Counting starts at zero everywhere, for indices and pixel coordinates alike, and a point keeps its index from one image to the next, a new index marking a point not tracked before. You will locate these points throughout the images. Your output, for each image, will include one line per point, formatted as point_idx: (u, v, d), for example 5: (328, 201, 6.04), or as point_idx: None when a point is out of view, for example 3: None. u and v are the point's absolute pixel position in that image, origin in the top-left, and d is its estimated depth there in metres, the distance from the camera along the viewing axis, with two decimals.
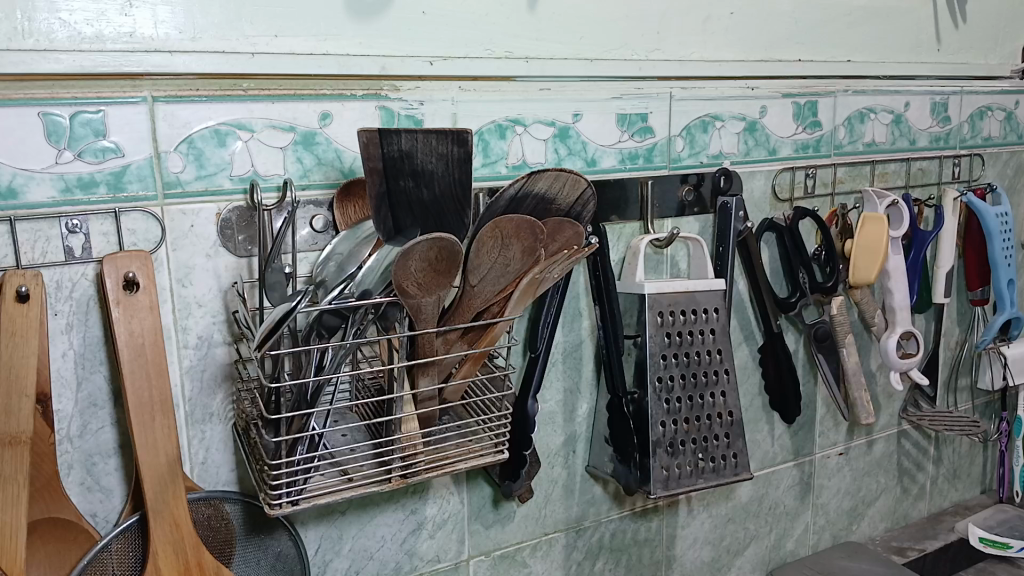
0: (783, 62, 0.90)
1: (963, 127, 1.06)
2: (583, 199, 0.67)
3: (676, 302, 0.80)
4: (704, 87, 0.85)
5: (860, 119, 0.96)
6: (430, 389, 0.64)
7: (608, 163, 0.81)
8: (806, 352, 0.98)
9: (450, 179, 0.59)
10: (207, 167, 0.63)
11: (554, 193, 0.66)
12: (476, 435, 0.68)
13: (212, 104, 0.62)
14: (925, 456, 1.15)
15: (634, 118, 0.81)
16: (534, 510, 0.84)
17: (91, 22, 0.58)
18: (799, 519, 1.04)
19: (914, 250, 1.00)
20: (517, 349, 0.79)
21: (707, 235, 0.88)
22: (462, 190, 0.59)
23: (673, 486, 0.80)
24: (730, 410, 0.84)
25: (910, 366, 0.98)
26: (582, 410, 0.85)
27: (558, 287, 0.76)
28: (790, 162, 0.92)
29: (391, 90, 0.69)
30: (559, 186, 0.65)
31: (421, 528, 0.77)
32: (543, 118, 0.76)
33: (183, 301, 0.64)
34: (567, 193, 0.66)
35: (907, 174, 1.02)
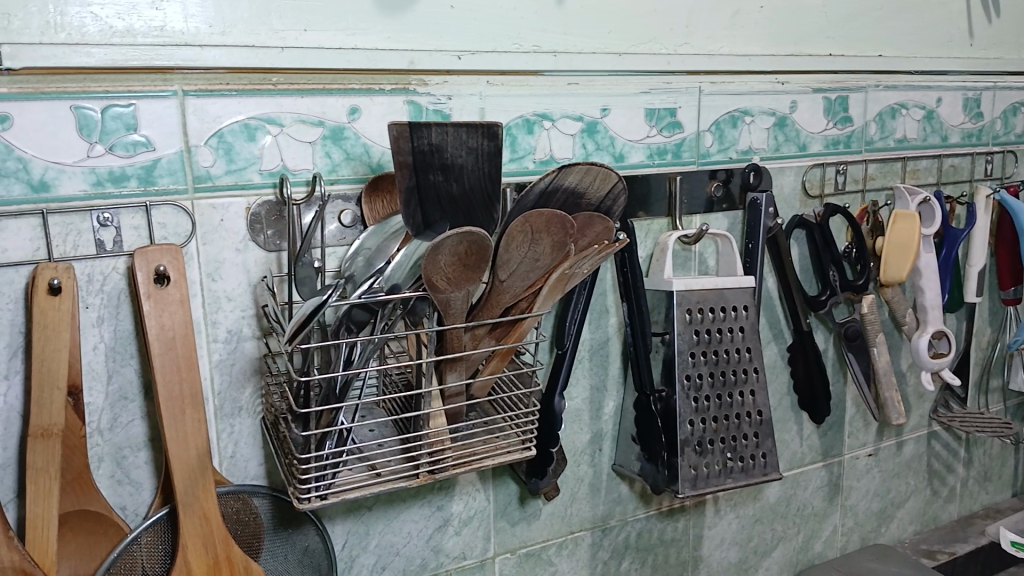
0: (813, 57, 0.89)
1: (996, 123, 1.04)
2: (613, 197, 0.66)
3: (705, 299, 0.79)
4: (733, 82, 0.84)
5: (890, 114, 0.95)
6: (458, 384, 0.64)
7: (636, 158, 0.80)
8: (836, 351, 0.96)
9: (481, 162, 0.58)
10: (237, 161, 0.63)
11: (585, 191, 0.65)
12: (503, 432, 0.68)
13: (243, 98, 0.63)
14: (956, 457, 1.13)
15: (663, 113, 0.81)
16: (560, 508, 0.83)
17: (122, 16, 0.58)
18: (827, 520, 1.03)
19: (945, 248, 0.99)
20: (544, 345, 0.78)
21: (736, 232, 0.87)
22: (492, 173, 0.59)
23: (701, 485, 0.79)
24: (759, 409, 0.83)
25: (943, 366, 0.97)
26: (609, 408, 0.84)
27: (586, 283, 0.76)
28: (819, 158, 0.90)
29: (419, 84, 0.69)
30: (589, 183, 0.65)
31: (446, 525, 0.77)
32: (571, 113, 0.76)
33: (213, 295, 0.64)
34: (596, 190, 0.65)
35: (938, 171, 1.00)
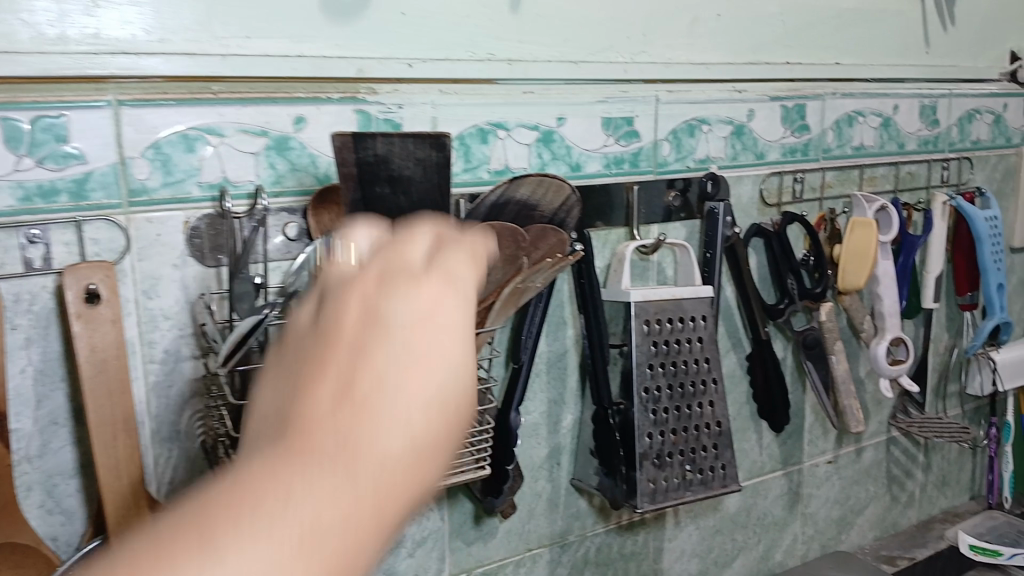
0: (771, 65, 0.88)
1: (952, 130, 1.04)
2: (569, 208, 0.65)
3: (662, 310, 0.78)
4: (691, 91, 0.83)
5: (848, 122, 0.94)
6: None
7: (593, 168, 0.79)
8: (794, 359, 0.96)
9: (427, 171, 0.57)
10: (174, 173, 0.61)
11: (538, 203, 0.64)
12: (456, 452, 0.66)
13: (181, 108, 0.60)
14: (915, 463, 1.13)
15: (620, 122, 0.79)
16: (517, 525, 0.81)
17: (53, 23, 0.55)
18: (787, 529, 1.02)
19: (903, 254, 0.99)
20: (499, 359, 0.77)
21: (694, 241, 0.86)
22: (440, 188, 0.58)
23: (660, 499, 0.78)
24: (718, 420, 0.82)
25: (900, 373, 0.97)
26: (567, 421, 0.83)
27: (544, 295, 0.74)
28: (777, 167, 0.90)
29: (368, 93, 0.67)
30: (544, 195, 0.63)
31: (400, 546, 0.74)
32: (526, 122, 0.74)
33: (149, 314, 0.61)
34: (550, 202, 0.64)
35: (895, 178, 1.00)
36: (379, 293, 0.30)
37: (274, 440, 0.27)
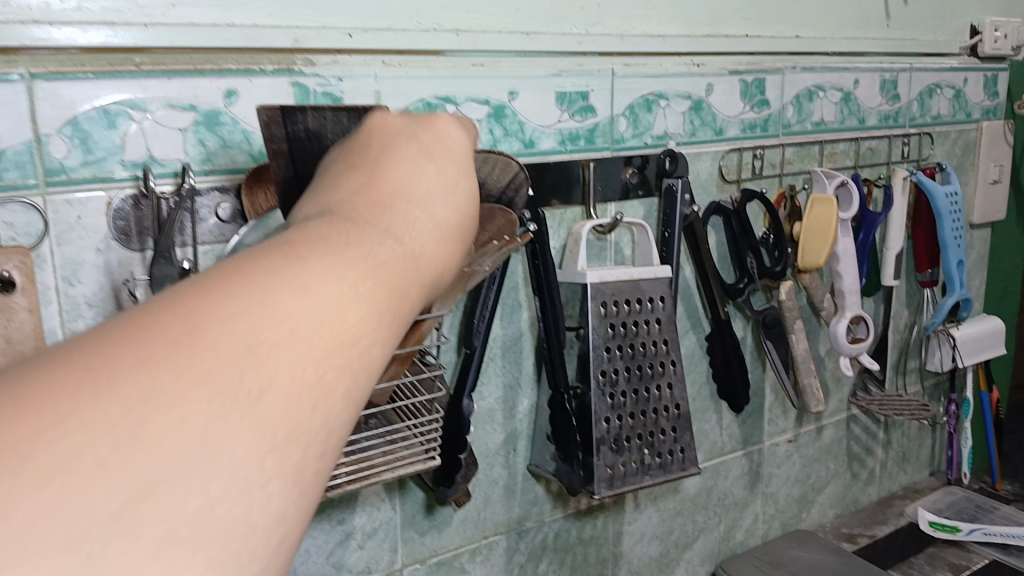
0: (730, 38, 0.86)
1: (912, 105, 1.03)
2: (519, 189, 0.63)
3: (619, 291, 0.76)
4: (648, 64, 0.80)
5: (808, 97, 0.93)
6: None
7: (547, 145, 0.76)
8: (754, 339, 0.95)
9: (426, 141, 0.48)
10: (94, 151, 0.57)
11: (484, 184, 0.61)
12: (405, 442, 0.63)
13: (100, 81, 0.56)
14: (875, 440, 1.13)
15: (575, 96, 0.76)
16: (473, 513, 0.79)
17: None
18: (748, 509, 1.01)
19: (863, 231, 0.98)
20: (450, 345, 0.74)
21: (651, 220, 0.84)
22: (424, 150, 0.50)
23: (618, 484, 0.76)
24: (676, 403, 0.80)
25: (861, 351, 0.96)
26: (523, 406, 0.81)
27: (499, 275, 0.72)
28: (736, 143, 0.88)
29: (305, 64, 0.63)
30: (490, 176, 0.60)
31: (349, 539, 0.72)
32: (476, 96, 0.71)
33: (72, 301, 0.58)
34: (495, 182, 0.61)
35: (855, 154, 0.99)
36: (396, 173, 0.38)
37: (330, 233, 0.33)
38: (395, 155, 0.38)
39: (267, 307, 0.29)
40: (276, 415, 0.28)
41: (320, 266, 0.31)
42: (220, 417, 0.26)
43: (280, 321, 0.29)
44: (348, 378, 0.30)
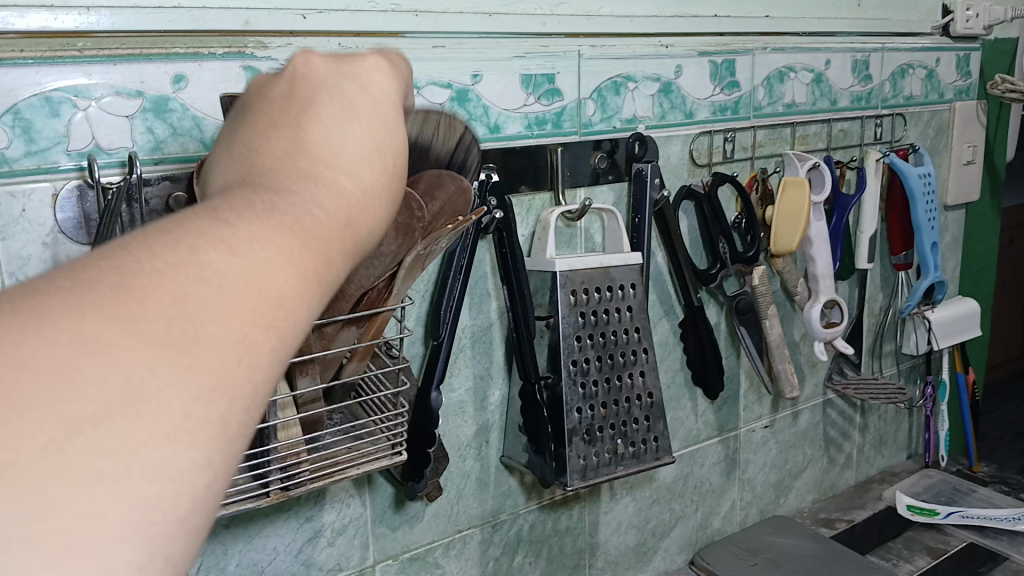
0: (700, 18, 0.84)
1: (885, 86, 1.02)
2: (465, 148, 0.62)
3: (590, 279, 0.74)
4: (615, 46, 0.79)
5: (779, 78, 0.91)
6: (311, 390, 0.56)
7: (513, 129, 0.74)
8: (728, 325, 0.94)
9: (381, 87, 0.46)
10: (37, 141, 0.54)
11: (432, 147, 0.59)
12: (370, 437, 0.61)
13: (41, 67, 0.54)
14: (852, 424, 1.13)
15: (541, 79, 0.74)
16: (445, 507, 0.78)
17: None
18: (725, 496, 1.00)
19: (836, 216, 0.97)
20: (417, 336, 0.72)
21: (622, 206, 0.83)
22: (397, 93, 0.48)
23: (591, 475, 0.75)
24: (649, 391, 0.79)
25: (835, 336, 0.95)
26: (494, 398, 0.79)
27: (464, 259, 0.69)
28: (707, 126, 0.86)
29: (257, 47, 0.61)
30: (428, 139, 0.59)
31: (318, 536, 0.70)
32: (438, 79, 0.69)
33: None
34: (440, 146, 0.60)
35: (828, 136, 0.98)
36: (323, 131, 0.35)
37: (257, 196, 0.31)
38: (334, 98, 0.36)
39: (197, 264, 0.27)
40: (210, 368, 0.26)
41: (250, 225, 0.29)
42: (146, 375, 0.25)
43: (214, 279, 0.27)
44: (275, 340, 0.29)
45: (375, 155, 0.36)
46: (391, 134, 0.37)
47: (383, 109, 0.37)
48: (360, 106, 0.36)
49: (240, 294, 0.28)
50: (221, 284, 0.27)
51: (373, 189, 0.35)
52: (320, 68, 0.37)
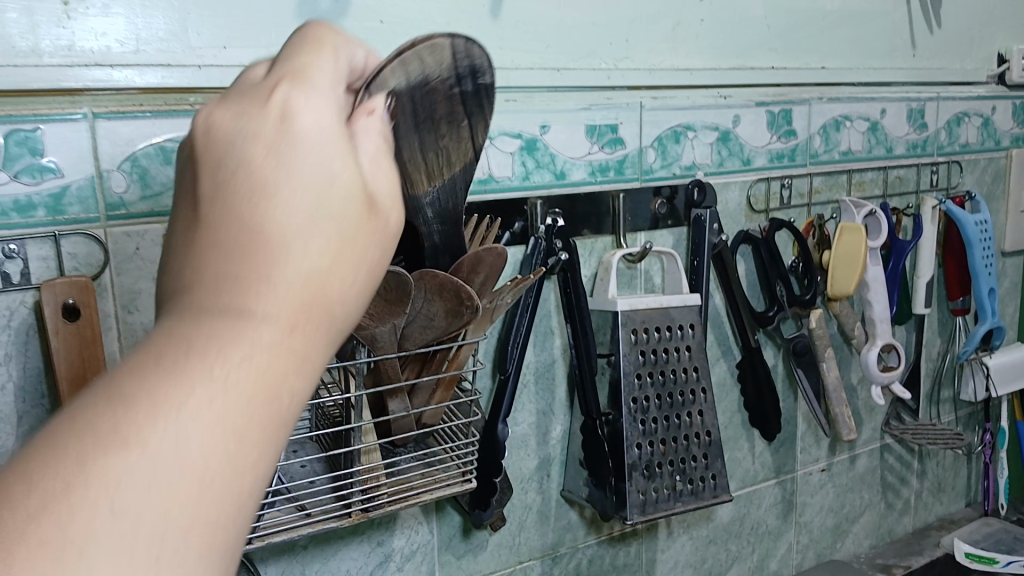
0: (757, 70, 0.88)
1: (941, 133, 1.04)
2: (456, 46, 0.42)
3: (650, 319, 0.77)
4: (676, 97, 0.82)
5: (835, 127, 0.94)
6: (401, 412, 0.61)
7: (578, 176, 0.78)
8: (785, 367, 0.95)
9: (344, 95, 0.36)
10: (151, 186, 0.60)
11: (423, 66, 0.41)
12: (442, 465, 0.65)
13: (157, 120, 0.59)
14: (910, 469, 1.12)
15: (604, 129, 0.78)
16: (508, 538, 0.80)
17: (25, 35, 0.54)
18: (782, 538, 1.01)
19: (893, 260, 0.98)
20: (485, 370, 0.76)
21: (681, 249, 0.86)
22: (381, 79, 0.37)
23: (651, 510, 0.77)
24: (708, 430, 0.81)
25: (893, 379, 0.96)
26: (556, 432, 0.82)
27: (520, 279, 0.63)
28: (764, 173, 0.89)
29: None
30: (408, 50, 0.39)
31: (388, 561, 0.73)
32: (508, 129, 0.73)
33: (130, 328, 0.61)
34: (434, 61, 0.42)
35: (884, 182, 1.00)
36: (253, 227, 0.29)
37: (174, 346, 0.27)
38: (254, 180, 0.29)
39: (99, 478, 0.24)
40: None
41: (166, 392, 0.26)
42: None
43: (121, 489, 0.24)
44: (223, 506, 0.26)
45: (324, 245, 0.30)
46: (342, 194, 0.31)
47: (323, 169, 0.30)
48: (292, 180, 0.30)
49: (165, 503, 0.25)
50: (132, 510, 0.24)
51: (333, 275, 0.30)
52: (228, 132, 0.30)
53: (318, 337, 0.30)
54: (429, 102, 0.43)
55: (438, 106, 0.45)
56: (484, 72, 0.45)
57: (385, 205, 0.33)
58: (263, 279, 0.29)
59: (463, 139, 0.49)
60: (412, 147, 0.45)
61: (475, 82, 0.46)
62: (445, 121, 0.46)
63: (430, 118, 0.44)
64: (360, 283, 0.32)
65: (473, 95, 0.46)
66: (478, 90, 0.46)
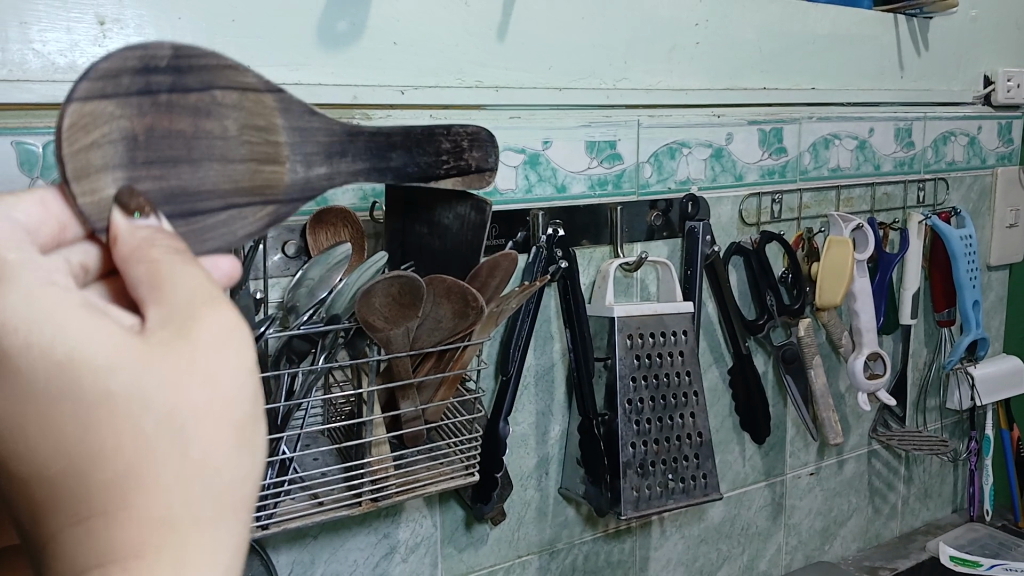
0: (749, 91, 0.92)
1: (927, 152, 1.08)
2: (104, 80, 0.36)
3: (645, 325, 0.82)
4: (671, 116, 0.87)
5: (825, 145, 0.98)
6: (413, 410, 0.65)
7: (577, 189, 0.82)
8: (775, 374, 0.99)
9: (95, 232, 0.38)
10: None
11: (115, 140, 0.37)
12: (447, 459, 0.69)
13: None
14: (896, 475, 1.16)
15: (603, 145, 0.83)
16: (507, 533, 0.84)
17: (64, 53, 0.59)
18: (771, 539, 1.05)
19: (880, 273, 1.02)
20: (488, 371, 0.80)
21: (675, 259, 0.90)
22: (95, 191, 0.36)
23: (644, 506, 0.81)
24: (699, 431, 0.85)
25: (878, 387, 1.00)
26: (554, 432, 0.86)
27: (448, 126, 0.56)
28: (756, 188, 0.94)
29: (363, 118, 0.70)
30: (80, 153, 0.36)
31: (393, 552, 0.77)
32: (513, 145, 0.77)
33: None
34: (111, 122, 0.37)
35: (872, 199, 1.04)
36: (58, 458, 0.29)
37: None
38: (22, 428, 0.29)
39: None
40: None
41: None
42: None
43: None
44: None
45: (120, 433, 0.29)
46: (102, 373, 0.29)
47: (66, 371, 0.29)
48: (49, 404, 0.29)
49: None
50: None
51: (154, 436, 0.30)
52: None
53: (200, 485, 0.30)
54: (166, 131, 0.39)
55: (173, 119, 0.40)
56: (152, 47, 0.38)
57: (164, 325, 0.32)
58: (100, 502, 0.29)
59: (229, 109, 0.42)
60: (204, 178, 0.42)
61: (166, 62, 0.39)
62: (193, 124, 0.41)
63: (184, 146, 0.40)
64: (201, 406, 0.31)
65: (179, 72, 0.39)
66: (174, 62, 0.39)
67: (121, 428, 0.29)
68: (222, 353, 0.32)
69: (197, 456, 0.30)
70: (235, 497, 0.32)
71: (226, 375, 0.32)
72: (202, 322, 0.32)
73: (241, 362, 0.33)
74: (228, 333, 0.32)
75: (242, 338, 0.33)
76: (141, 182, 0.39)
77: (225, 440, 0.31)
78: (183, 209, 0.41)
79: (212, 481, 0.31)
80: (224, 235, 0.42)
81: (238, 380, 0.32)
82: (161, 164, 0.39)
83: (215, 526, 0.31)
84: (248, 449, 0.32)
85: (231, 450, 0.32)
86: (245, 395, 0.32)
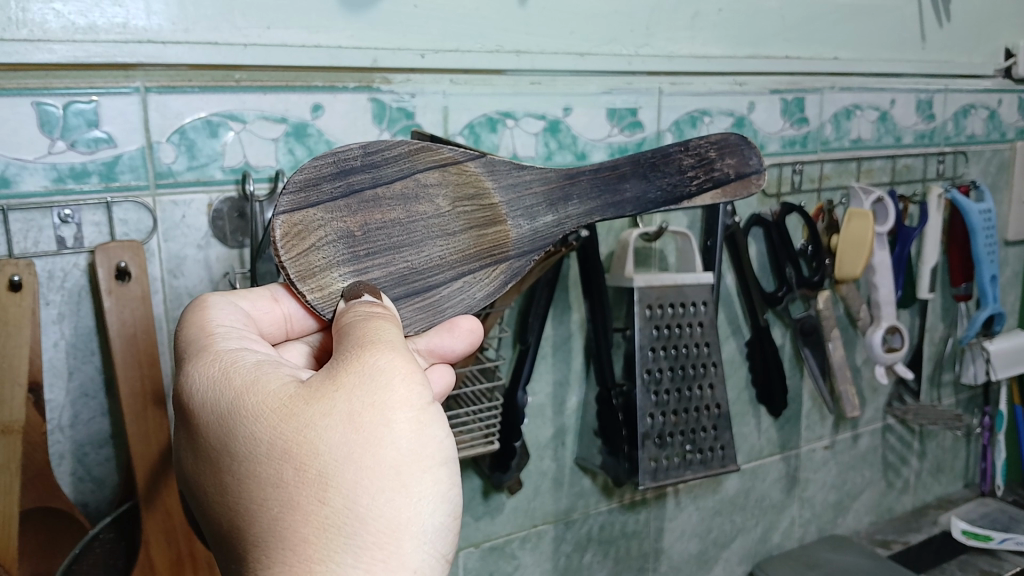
0: (772, 59, 0.91)
1: (948, 124, 1.07)
2: (303, 190, 0.45)
3: (664, 295, 0.81)
4: (693, 83, 0.86)
5: (846, 115, 0.97)
6: None
7: (598, 157, 0.82)
8: (792, 346, 0.99)
9: (318, 319, 0.50)
10: (198, 158, 0.63)
11: (330, 239, 0.46)
12: (467, 427, 0.71)
13: (204, 95, 0.62)
14: (910, 450, 1.16)
15: (624, 113, 0.82)
16: (523, 503, 0.84)
17: (84, 13, 0.57)
18: (785, 512, 1.05)
19: (899, 245, 1.02)
20: (506, 340, 0.79)
21: (695, 230, 0.89)
22: (323, 287, 0.46)
23: (661, 477, 0.80)
24: (718, 402, 0.85)
25: (895, 361, 1.00)
26: (572, 403, 0.86)
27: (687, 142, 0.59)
28: (778, 158, 0.92)
29: (382, 82, 0.70)
30: (298, 256, 0.45)
31: None
32: (533, 111, 0.77)
33: (175, 292, 0.65)
34: (322, 228, 0.46)
35: (892, 170, 1.03)
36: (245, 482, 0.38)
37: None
38: (225, 460, 0.39)
39: None
40: None
41: None
42: None
43: None
44: None
45: (274, 464, 0.37)
46: (262, 415, 0.38)
47: (245, 416, 0.39)
48: (236, 442, 0.39)
49: None
50: None
51: (294, 474, 0.37)
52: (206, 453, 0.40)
53: (339, 507, 0.36)
54: (381, 223, 0.48)
55: (383, 210, 0.48)
56: (343, 151, 0.46)
57: (328, 379, 0.39)
58: (267, 516, 0.37)
59: (435, 187, 0.50)
60: (428, 256, 0.50)
61: (360, 161, 0.47)
62: (403, 210, 0.49)
63: (398, 233, 0.48)
64: (340, 447, 0.37)
65: (375, 166, 0.48)
66: (367, 158, 0.47)
67: (276, 467, 0.37)
68: (364, 401, 0.38)
69: (335, 489, 0.36)
70: (384, 532, 0.36)
71: (369, 420, 0.37)
72: (353, 373, 0.39)
73: (390, 408, 0.38)
74: (377, 382, 0.39)
75: (392, 385, 0.39)
76: (368, 270, 0.48)
77: (365, 476, 0.37)
78: (419, 289, 0.49)
79: (354, 507, 0.36)
80: (465, 301, 0.51)
81: (387, 426, 0.38)
82: (383, 253, 0.48)
83: (351, 556, 0.35)
84: (394, 487, 0.37)
85: (370, 483, 0.36)
86: (398, 438, 0.38)
